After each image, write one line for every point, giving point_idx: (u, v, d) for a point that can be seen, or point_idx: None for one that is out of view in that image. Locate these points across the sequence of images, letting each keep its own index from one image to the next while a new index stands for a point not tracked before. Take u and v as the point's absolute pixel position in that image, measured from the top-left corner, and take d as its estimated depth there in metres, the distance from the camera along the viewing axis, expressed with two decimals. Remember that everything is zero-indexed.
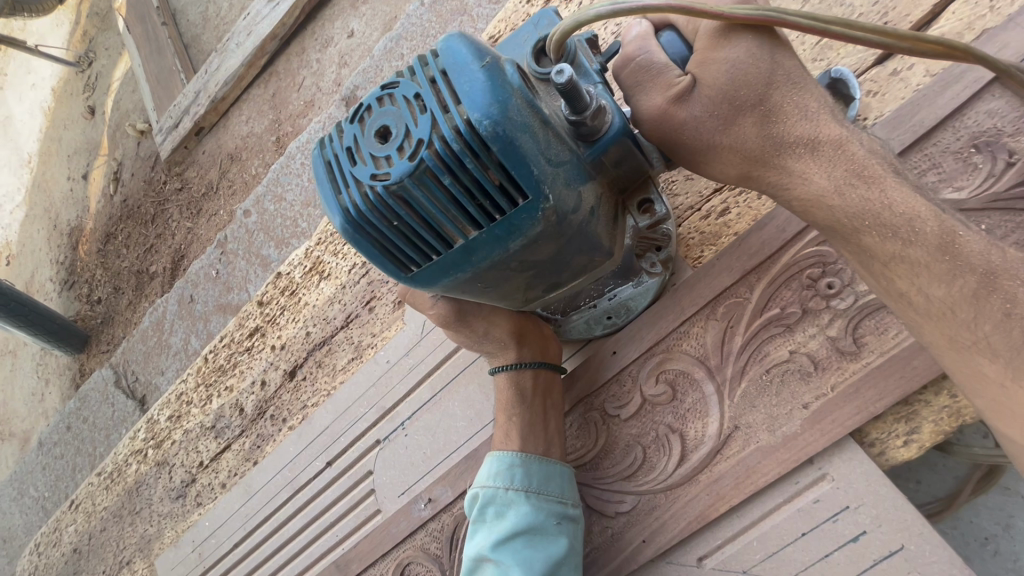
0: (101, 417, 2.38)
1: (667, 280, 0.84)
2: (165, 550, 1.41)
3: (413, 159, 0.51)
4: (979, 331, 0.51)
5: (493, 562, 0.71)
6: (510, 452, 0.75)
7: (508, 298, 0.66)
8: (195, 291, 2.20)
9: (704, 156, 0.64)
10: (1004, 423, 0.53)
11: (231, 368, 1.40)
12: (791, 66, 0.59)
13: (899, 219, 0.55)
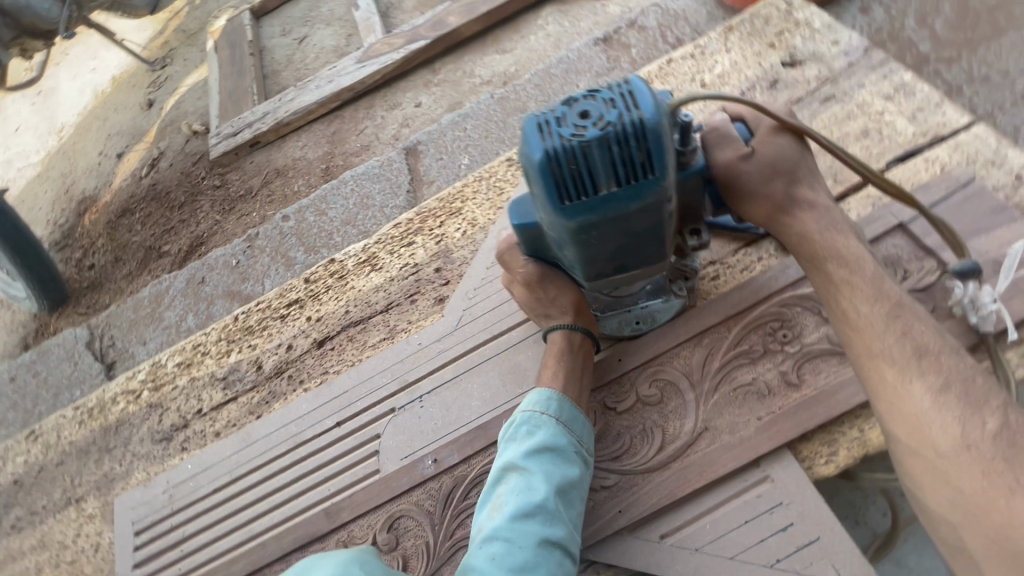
0: (56, 375, 2.31)
1: (684, 306, 1.10)
2: (128, 490, 1.41)
3: (600, 130, 0.71)
4: (885, 343, 0.80)
5: (520, 469, 0.93)
6: (550, 390, 1.01)
7: (594, 260, 0.87)
8: (207, 274, 2.31)
9: (746, 198, 0.94)
10: (891, 419, 0.79)
11: (259, 330, 1.53)
12: (811, 163, 0.95)
13: (851, 257, 0.88)
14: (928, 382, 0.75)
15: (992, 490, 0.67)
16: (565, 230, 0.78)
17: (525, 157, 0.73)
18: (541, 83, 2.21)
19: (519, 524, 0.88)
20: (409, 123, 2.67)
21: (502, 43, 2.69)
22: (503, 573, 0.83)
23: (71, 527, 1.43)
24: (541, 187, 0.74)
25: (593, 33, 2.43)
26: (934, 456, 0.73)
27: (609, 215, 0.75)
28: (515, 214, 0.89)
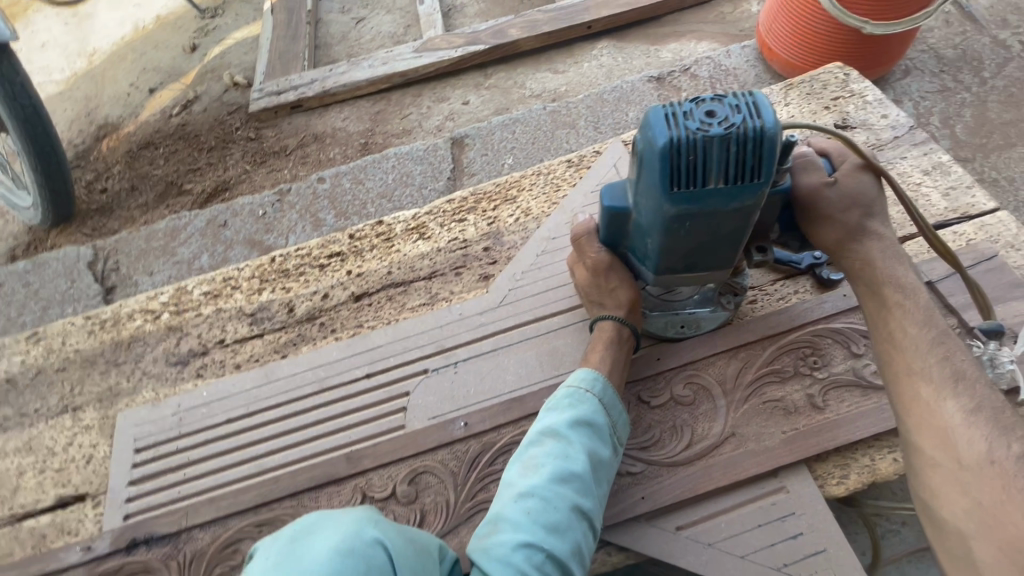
0: (49, 289, 2.23)
1: (727, 319, 1.18)
2: (133, 407, 1.38)
3: (724, 130, 0.83)
4: (926, 364, 0.91)
5: (561, 436, 0.99)
6: (595, 371, 1.08)
7: (676, 251, 0.97)
8: (231, 219, 2.30)
9: (824, 220, 1.06)
10: (918, 431, 0.88)
11: (295, 275, 1.54)
12: (883, 204, 1.09)
13: (906, 288, 1.01)
14: (961, 403, 0.85)
15: (1008, 503, 0.74)
16: (668, 214, 0.89)
17: (653, 139, 0.84)
18: (594, 105, 2.33)
19: (556, 488, 0.93)
20: (454, 117, 2.74)
21: (556, 63, 2.82)
22: (537, 528, 0.89)
23: (64, 435, 1.38)
24: (659, 169, 0.85)
25: (645, 71, 2.58)
26: (956, 468, 0.81)
27: (709, 207, 0.88)
28: (609, 196, 1.01)
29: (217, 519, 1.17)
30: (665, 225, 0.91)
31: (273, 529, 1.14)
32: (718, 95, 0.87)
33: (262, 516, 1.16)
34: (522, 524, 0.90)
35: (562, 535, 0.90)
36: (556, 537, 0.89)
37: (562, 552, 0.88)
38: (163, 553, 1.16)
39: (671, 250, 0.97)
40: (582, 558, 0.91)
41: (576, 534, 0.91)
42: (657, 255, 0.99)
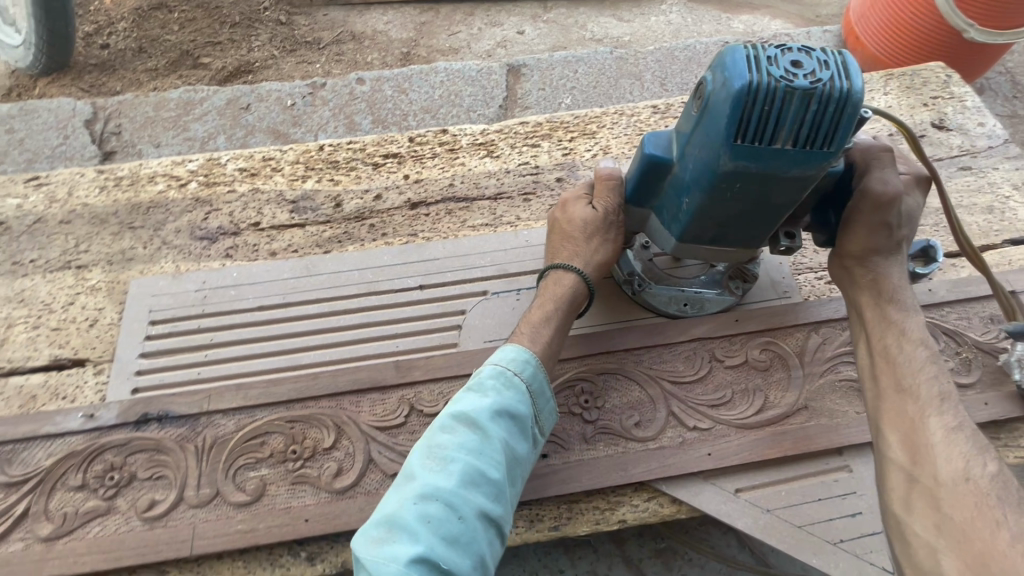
0: (36, 141, 1.98)
1: (731, 306, 1.14)
2: (148, 276, 1.24)
3: (809, 85, 0.76)
4: (914, 381, 0.85)
5: (478, 426, 0.84)
6: (526, 351, 0.95)
7: (711, 216, 0.89)
8: (255, 103, 2.09)
9: (861, 230, 0.99)
10: (898, 445, 0.80)
11: (345, 169, 1.41)
12: (912, 228, 1.04)
13: (905, 306, 0.96)
14: (945, 421, 0.79)
15: (979, 518, 0.68)
16: (722, 170, 0.81)
17: (731, 80, 0.76)
18: (662, 61, 2.22)
19: (464, 491, 0.78)
20: (506, 45, 2.56)
21: (621, 11, 2.68)
22: (436, 538, 0.74)
23: (64, 293, 1.23)
24: (728, 114, 0.77)
25: (716, 37, 2.46)
26: (932, 483, 0.74)
27: (767, 170, 0.80)
28: (652, 144, 0.92)
29: (243, 408, 1.05)
30: (711, 183, 0.83)
31: (308, 427, 1.04)
32: (808, 48, 0.79)
33: (295, 412, 1.05)
34: (419, 535, 0.73)
35: (466, 548, 0.75)
36: (457, 552, 0.74)
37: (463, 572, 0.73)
38: (179, 434, 1.03)
39: (708, 215, 0.89)
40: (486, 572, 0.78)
41: (480, 545, 0.77)
42: (691, 218, 0.90)
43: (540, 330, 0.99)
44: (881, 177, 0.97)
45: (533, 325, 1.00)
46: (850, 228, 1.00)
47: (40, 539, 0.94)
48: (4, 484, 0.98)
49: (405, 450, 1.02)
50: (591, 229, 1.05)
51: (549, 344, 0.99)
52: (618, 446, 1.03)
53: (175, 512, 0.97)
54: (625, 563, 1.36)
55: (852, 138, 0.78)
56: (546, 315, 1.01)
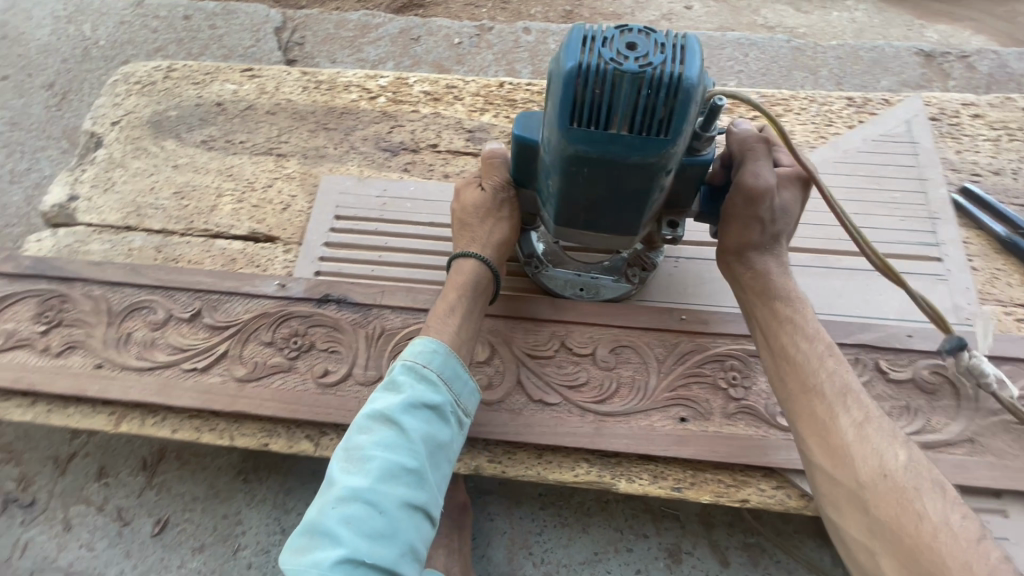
0: (232, 40, 2.19)
1: (630, 294, 1.16)
2: (337, 175, 1.36)
3: (639, 67, 0.76)
4: (817, 381, 0.89)
5: (390, 423, 0.87)
6: (436, 342, 0.97)
7: (577, 200, 0.92)
8: (425, 36, 2.18)
9: (733, 222, 1.02)
10: (817, 449, 0.85)
11: (521, 109, 1.45)
12: (790, 225, 1.06)
13: (801, 298, 1.00)
14: (852, 417, 0.84)
15: (903, 514, 0.74)
16: (565, 153, 0.83)
17: (563, 61, 0.77)
18: (845, 58, 2.06)
19: (381, 488, 0.82)
20: (671, 18, 2.47)
21: (800, 1, 2.51)
22: (360, 537, 0.79)
23: (265, 175, 1.37)
24: (563, 95, 0.79)
25: (909, 42, 2.25)
26: (854, 486, 0.79)
27: (608, 155, 0.82)
28: (520, 124, 0.95)
29: (410, 309, 1.14)
30: (564, 164, 0.85)
31: None
32: (648, 30, 0.80)
33: None
34: (341, 537, 0.78)
35: (390, 541, 0.80)
36: (381, 546, 0.79)
37: (389, 562, 0.79)
38: (353, 318, 1.14)
39: (572, 197, 0.91)
40: (416, 556, 0.83)
41: (407, 534, 0.82)
42: (559, 198, 0.93)
43: (444, 318, 1.02)
44: (754, 170, 0.99)
45: (438, 316, 1.02)
46: (728, 220, 1.02)
47: (235, 378, 1.10)
48: (210, 325, 1.14)
49: (551, 381, 1.07)
50: (485, 211, 1.09)
51: (458, 332, 1.01)
52: (759, 429, 1.03)
53: (344, 384, 1.09)
54: (710, 546, 1.38)
55: (688, 126, 0.79)
56: (450, 304, 1.04)
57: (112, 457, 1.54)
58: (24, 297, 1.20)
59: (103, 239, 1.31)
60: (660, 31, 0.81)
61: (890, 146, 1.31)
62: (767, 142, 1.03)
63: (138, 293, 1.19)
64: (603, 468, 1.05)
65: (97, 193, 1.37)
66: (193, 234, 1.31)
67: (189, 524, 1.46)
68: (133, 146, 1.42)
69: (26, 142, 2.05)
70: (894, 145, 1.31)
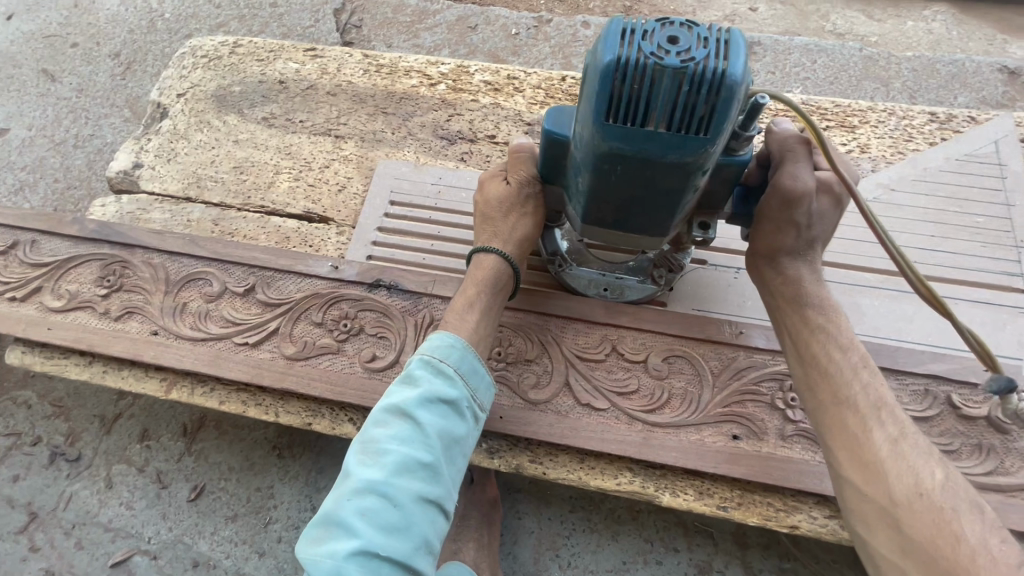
0: (292, 20, 2.21)
1: (654, 295, 1.14)
2: (393, 160, 1.35)
3: (680, 62, 0.71)
4: (850, 395, 0.85)
5: (406, 417, 0.86)
6: (454, 337, 0.96)
7: (607, 200, 0.88)
8: (482, 25, 2.16)
9: (765, 225, 0.98)
10: (848, 463, 0.81)
11: None
12: (827, 231, 1.01)
13: (835, 308, 0.96)
14: (885, 432, 0.80)
15: (939, 536, 0.70)
16: (598, 150, 0.79)
17: (600, 53, 0.73)
18: (920, 71, 1.96)
19: (396, 481, 0.81)
20: (734, 19, 2.38)
21: (873, 8, 2.39)
22: (374, 530, 0.78)
23: (322, 156, 1.38)
24: (599, 91, 0.74)
25: (990, 58, 2.13)
26: (887, 503, 0.75)
27: (642, 155, 0.78)
28: (551, 119, 0.91)
29: None
30: (595, 162, 0.81)
31: (514, 336, 1.09)
32: (692, 23, 0.75)
33: (505, 318, 1.11)
34: (356, 528, 0.78)
35: (404, 535, 0.80)
36: (394, 538, 0.79)
37: (403, 555, 0.78)
38: (403, 306, 1.14)
39: (602, 197, 0.88)
40: (430, 550, 0.82)
41: (421, 528, 0.81)
42: (586, 195, 0.89)
43: (463, 315, 1.01)
44: (794, 171, 0.95)
45: (458, 313, 1.01)
46: (760, 223, 0.99)
47: (284, 355, 1.10)
48: (263, 302, 1.15)
49: (600, 386, 1.04)
50: (508, 206, 1.07)
51: (476, 329, 1.00)
52: (816, 455, 0.99)
53: (390, 371, 1.08)
54: (744, 567, 1.33)
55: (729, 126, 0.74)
56: (470, 300, 1.02)
57: (154, 421, 1.58)
58: (88, 260, 1.23)
59: (163, 208, 1.34)
60: (704, 24, 0.76)
61: (972, 167, 1.24)
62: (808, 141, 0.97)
63: (195, 264, 1.21)
64: (647, 478, 1.02)
65: (160, 163, 1.40)
66: (249, 209, 1.33)
67: (224, 493, 1.49)
68: (197, 119, 1.45)
69: (91, 108, 2.11)
70: (979, 166, 1.24)
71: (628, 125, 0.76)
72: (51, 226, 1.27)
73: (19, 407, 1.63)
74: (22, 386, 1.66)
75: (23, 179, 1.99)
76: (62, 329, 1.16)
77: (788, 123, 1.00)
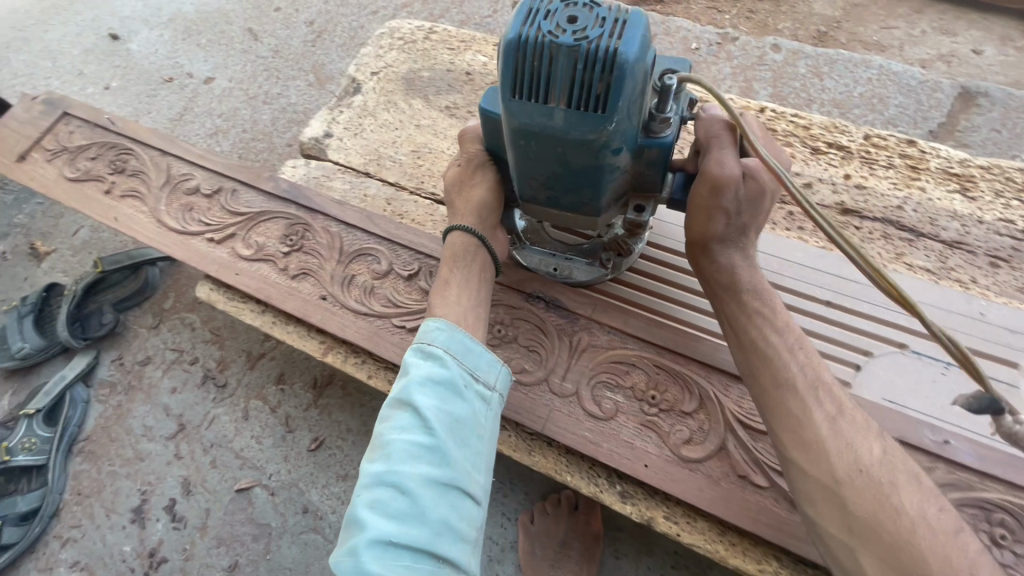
0: (472, 8, 2.27)
1: (605, 279, 1.13)
2: None
3: (574, 40, 0.72)
4: (787, 376, 0.82)
5: (404, 405, 0.83)
6: (441, 319, 0.92)
7: (535, 180, 0.87)
8: (661, 36, 2.07)
9: (693, 212, 0.93)
10: (789, 444, 0.79)
11: (782, 141, 1.30)
12: (760, 220, 0.95)
13: (769, 292, 0.93)
14: (825, 411, 0.78)
15: (881, 511, 0.70)
16: (508, 126, 0.80)
17: (504, 32, 0.74)
18: None
19: (403, 468, 0.77)
20: (951, 60, 2.08)
21: None
22: (388, 520, 0.75)
23: None
24: (503, 69, 0.75)
25: None
26: (831, 482, 0.74)
27: (551, 132, 0.77)
28: (486, 97, 0.90)
29: (619, 330, 1.08)
30: (511, 139, 0.82)
31: (671, 383, 1.03)
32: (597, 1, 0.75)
33: (664, 360, 1.05)
34: (368, 520, 0.74)
35: (419, 521, 0.75)
36: (409, 527, 0.74)
37: (421, 543, 0.74)
38: (559, 323, 1.11)
39: (529, 176, 0.87)
40: (453, 539, 0.77)
41: (437, 514, 0.76)
42: (514, 171, 0.89)
43: (444, 293, 0.99)
44: (720, 159, 0.89)
45: (438, 293, 0.99)
46: (691, 210, 0.93)
47: None
48: (424, 290, 1.18)
49: (762, 460, 0.94)
50: (462, 182, 1.04)
51: (460, 302, 0.96)
52: None
53: (537, 387, 1.07)
54: None
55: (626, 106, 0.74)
56: (446, 278, 1.00)
57: (290, 367, 1.71)
58: (276, 217, 1.33)
59: (345, 179, 1.41)
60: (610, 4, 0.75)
61: None
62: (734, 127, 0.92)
63: (368, 240, 1.26)
64: (797, 573, 0.92)
65: (348, 136, 1.48)
66: (421, 194, 1.37)
67: (339, 451, 1.58)
68: (386, 98, 1.51)
69: (282, 69, 2.31)
70: None
71: (532, 102, 0.76)
72: (251, 180, 1.39)
73: (184, 328, 1.84)
74: (190, 310, 1.87)
75: (219, 125, 2.22)
76: (247, 277, 1.27)
77: (716, 111, 0.97)
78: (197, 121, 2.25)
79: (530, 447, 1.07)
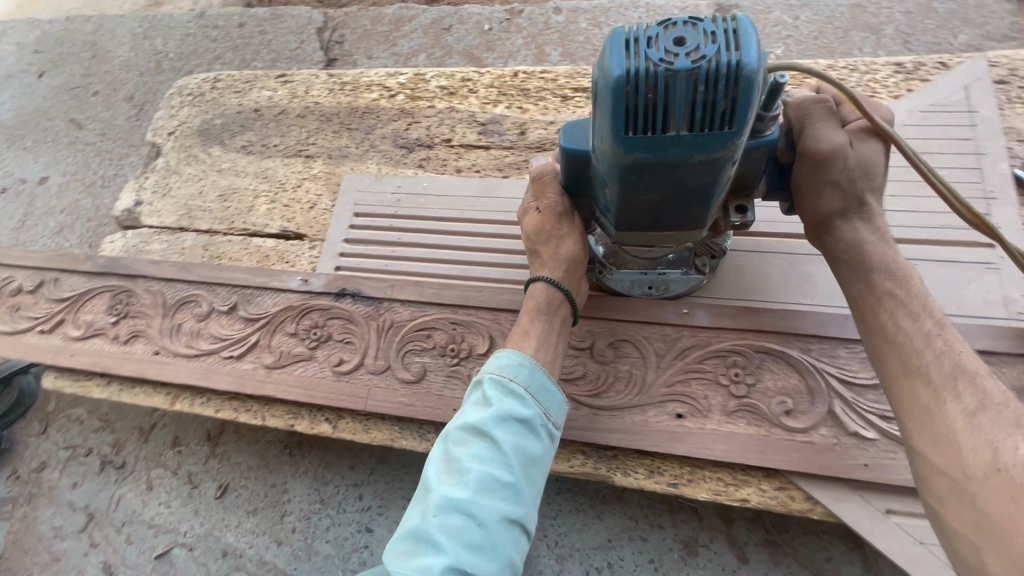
0: (280, 44, 2.34)
1: (699, 285, 1.13)
2: (359, 174, 1.43)
3: (692, 63, 0.67)
4: (917, 365, 0.74)
5: (483, 435, 0.81)
6: (519, 354, 0.91)
7: (640, 207, 0.84)
8: (456, 25, 2.20)
9: (804, 190, 0.92)
10: (917, 435, 0.70)
11: (534, 97, 1.44)
12: (880, 183, 0.92)
13: (903, 268, 0.86)
14: (961, 402, 0.67)
15: (1015, 513, 0.56)
16: (622, 162, 0.75)
17: (607, 70, 0.70)
18: (915, 13, 1.85)
19: (480, 500, 0.76)
20: None
21: None
22: (461, 548, 0.73)
23: (295, 176, 1.47)
24: (612, 106, 0.71)
25: None
26: (960, 477, 0.63)
27: (668, 159, 0.74)
28: (569, 138, 0.88)
29: (416, 302, 1.20)
30: (620, 174, 0.78)
31: (467, 332, 1.15)
32: (696, 18, 0.70)
33: (458, 316, 1.17)
34: (444, 545, 0.72)
35: (489, 554, 0.74)
36: (482, 559, 0.73)
37: None
38: (366, 311, 1.22)
39: (633, 204, 0.83)
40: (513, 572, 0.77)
41: (507, 548, 0.76)
42: (615, 203, 0.85)
43: (523, 344, 0.95)
44: (817, 133, 0.89)
45: (517, 345, 0.96)
46: (801, 192, 0.93)
47: (263, 365, 1.22)
48: (245, 317, 1.27)
49: None
50: (551, 233, 1.01)
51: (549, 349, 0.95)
52: (760, 428, 0.99)
53: (357, 372, 1.17)
54: (728, 540, 1.35)
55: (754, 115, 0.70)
56: (526, 329, 0.97)
57: (183, 428, 1.77)
58: (100, 292, 1.39)
59: (161, 240, 1.48)
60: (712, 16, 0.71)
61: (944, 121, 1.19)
62: (825, 98, 0.92)
63: (188, 288, 1.34)
64: (598, 458, 1.07)
65: (156, 199, 1.54)
66: (234, 233, 1.45)
67: (245, 490, 1.65)
68: (186, 154, 1.58)
69: (113, 150, 2.32)
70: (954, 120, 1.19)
71: (647, 134, 0.72)
72: (69, 265, 1.44)
73: (73, 424, 1.86)
74: (75, 405, 1.89)
75: (63, 221, 2.22)
76: (82, 355, 1.33)
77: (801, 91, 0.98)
78: (41, 223, 2.24)
79: (366, 427, 1.18)
